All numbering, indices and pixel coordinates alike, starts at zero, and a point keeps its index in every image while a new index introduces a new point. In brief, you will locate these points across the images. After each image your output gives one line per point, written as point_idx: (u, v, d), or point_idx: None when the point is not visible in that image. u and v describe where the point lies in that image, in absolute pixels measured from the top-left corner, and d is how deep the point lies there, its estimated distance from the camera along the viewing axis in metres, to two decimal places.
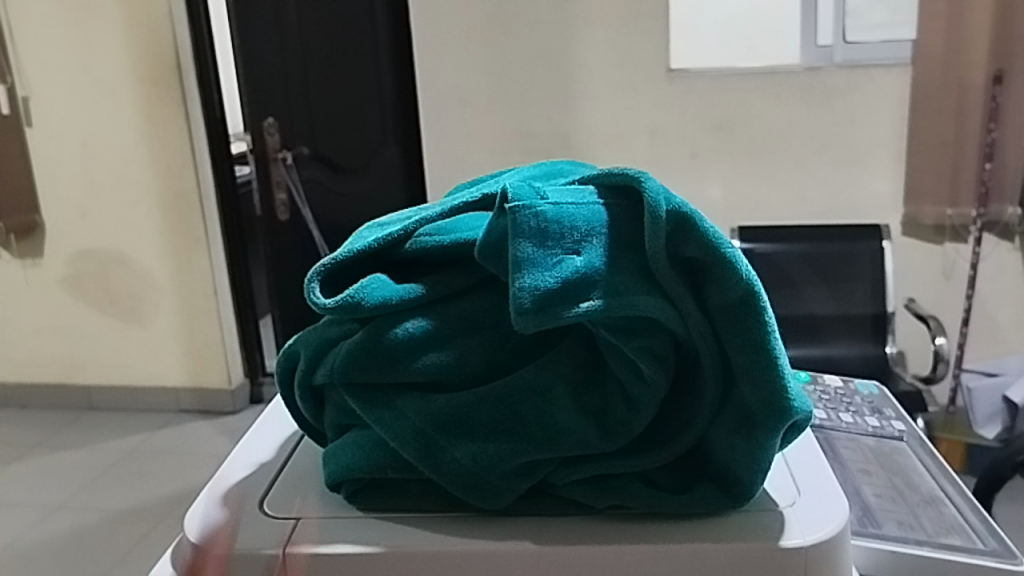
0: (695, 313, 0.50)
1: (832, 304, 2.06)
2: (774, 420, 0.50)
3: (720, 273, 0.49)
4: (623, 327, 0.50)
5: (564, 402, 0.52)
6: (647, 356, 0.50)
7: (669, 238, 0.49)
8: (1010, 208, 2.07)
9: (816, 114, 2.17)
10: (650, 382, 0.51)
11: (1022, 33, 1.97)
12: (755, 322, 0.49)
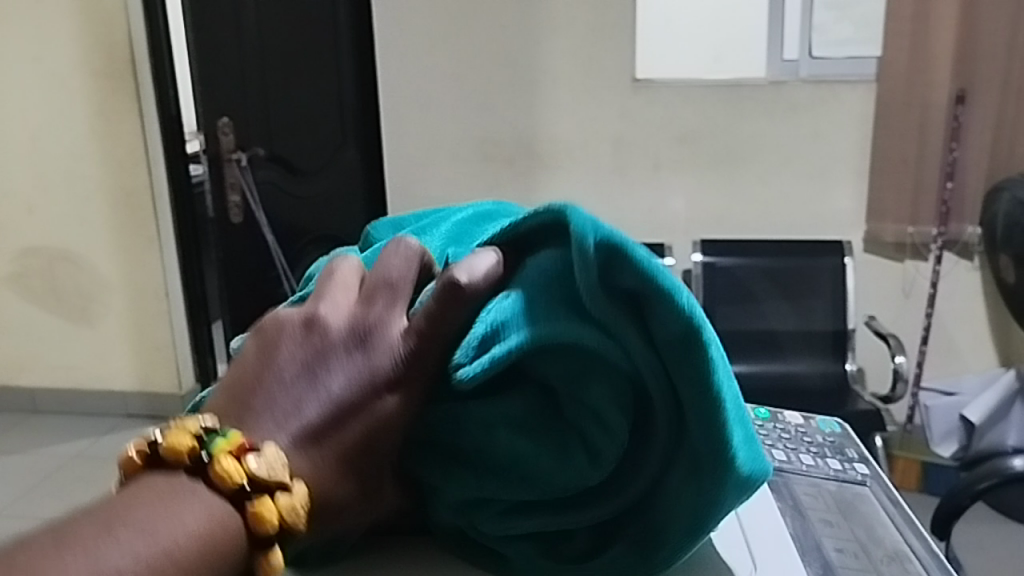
0: (642, 353, 0.45)
1: (792, 318, 2.05)
2: (722, 469, 0.45)
3: (660, 306, 0.44)
4: (570, 369, 0.46)
5: (506, 452, 0.48)
6: (595, 404, 0.46)
7: (601, 268, 0.45)
8: (970, 227, 2.08)
9: (780, 128, 2.16)
10: (600, 433, 0.47)
11: (985, 53, 1.98)
12: (700, 362, 0.44)
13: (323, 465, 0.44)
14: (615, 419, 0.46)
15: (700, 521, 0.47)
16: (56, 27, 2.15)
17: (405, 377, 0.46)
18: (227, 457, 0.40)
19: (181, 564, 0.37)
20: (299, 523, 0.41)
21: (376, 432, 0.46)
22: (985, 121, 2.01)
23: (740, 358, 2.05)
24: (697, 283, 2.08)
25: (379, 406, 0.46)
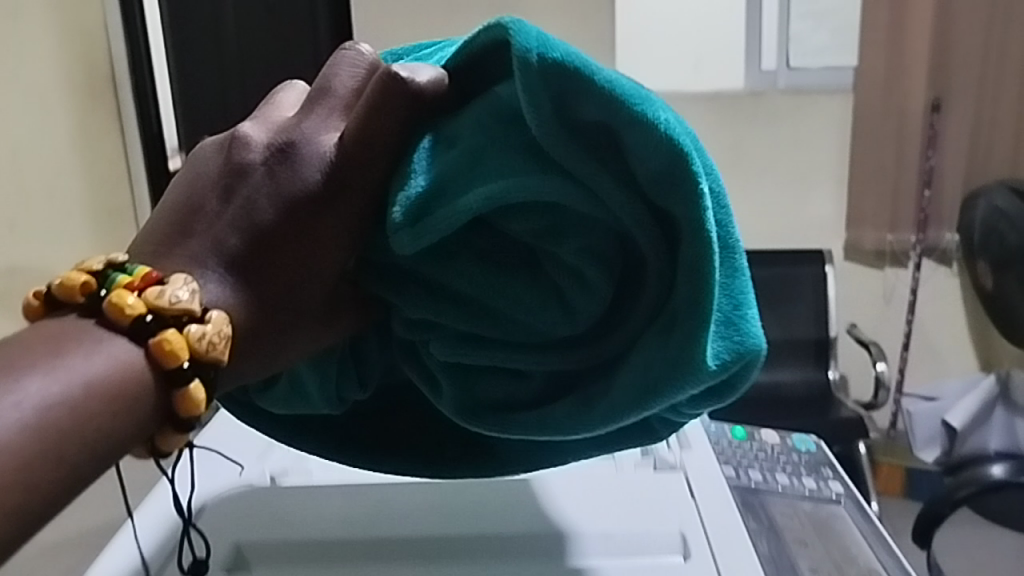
0: (614, 193, 0.44)
1: (776, 328, 2.06)
2: (704, 315, 0.44)
3: (634, 133, 0.43)
4: (531, 209, 0.46)
5: (464, 290, 0.50)
6: (564, 244, 0.47)
7: (558, 100, 0.43)
8: (948, 234, 2.11)
9: (759, 138, 2.17)
10: (572, 273, 0.48)
11: (959, 63, 2.02)
12: (683, 208, 0.43)
13: (248, 292, 0.48)
14: (582, 259, 0.47)
15: (668, 384, 0.46)
16: None
17: (328, 201, 0.49)
18: (128, 292, 0.44)
19: (80, 401, 0.40)
20: (215, 351, 0.45)
21: (301, 259, 0.49)
22: (960, 129, 2.05)
23: None
24: None
25: (301, 229, 0.49)
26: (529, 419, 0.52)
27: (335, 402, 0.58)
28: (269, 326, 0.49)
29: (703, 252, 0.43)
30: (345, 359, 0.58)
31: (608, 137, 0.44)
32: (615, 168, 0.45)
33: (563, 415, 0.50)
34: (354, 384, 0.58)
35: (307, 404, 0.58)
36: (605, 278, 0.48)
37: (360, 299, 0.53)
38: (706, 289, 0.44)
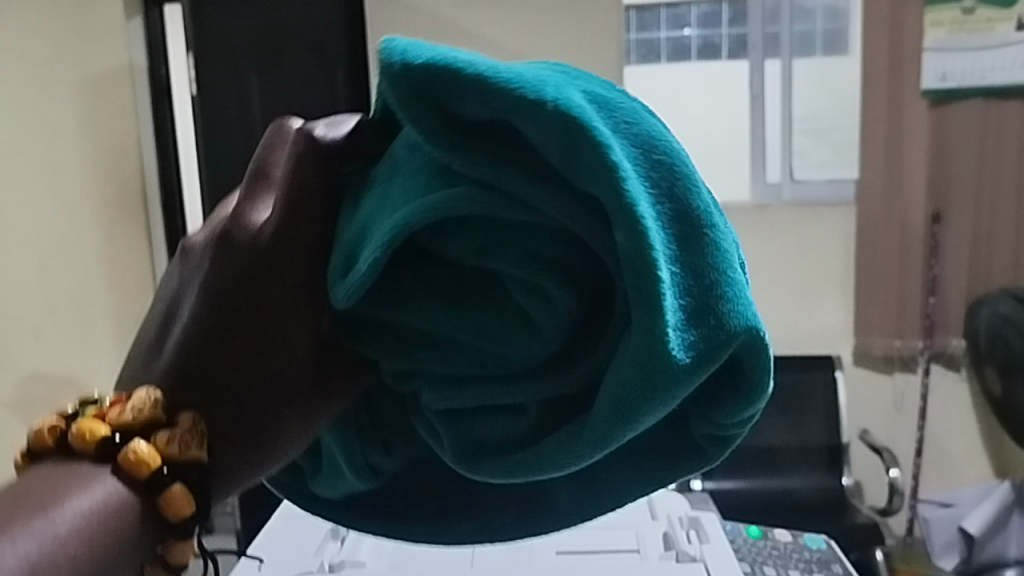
0: (514, 188, 0.37)
1: (789, 433, 2.10)
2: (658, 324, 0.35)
3: (530, 112, 0.36)
4: (456, 225, 0.39)
5: (414, 334, 0.42)
6: (508, 253, 0.38)
7: (442, 108, 0.37)
8: (955, 340, 2.16)
9: (767, 248, 2.24)
10: (527, 293, 0.39)
11: (957, 176, 2.09)
12: (589, 180, 0.35)
13: (210, 398, 0.44)
14: (535, 270, 0.38)
15: (645, 394, 0.35)
16: None
17: (267, 274, 0.44)
18: (94, 420, 0.44)
19: (67, 540, 0.39)
20: (193, 449, 0.43)
21: (264, 346, 0.44)
22: (961, 239, 2.11)
23: (738, 472, 2.10)
24: None
25: (241, 314, 0.44)
26: (525, 472, 0.40)
27: (365, 470, 0.47)
28: (245, 427, 0.44)
29: (636, 233, 0.35)
30: (363, 418, 0.47)
31: (501, 129, 0.38)
32: (513, 161, 0.37)
33: (556, 454, 0.39)
34: (378, 449, 0.47)
35: (342, 482, 0.49)
36: (567, 285, 0.38)
37: (345, 361, 0.44)
38: (651, 277, 0.35)
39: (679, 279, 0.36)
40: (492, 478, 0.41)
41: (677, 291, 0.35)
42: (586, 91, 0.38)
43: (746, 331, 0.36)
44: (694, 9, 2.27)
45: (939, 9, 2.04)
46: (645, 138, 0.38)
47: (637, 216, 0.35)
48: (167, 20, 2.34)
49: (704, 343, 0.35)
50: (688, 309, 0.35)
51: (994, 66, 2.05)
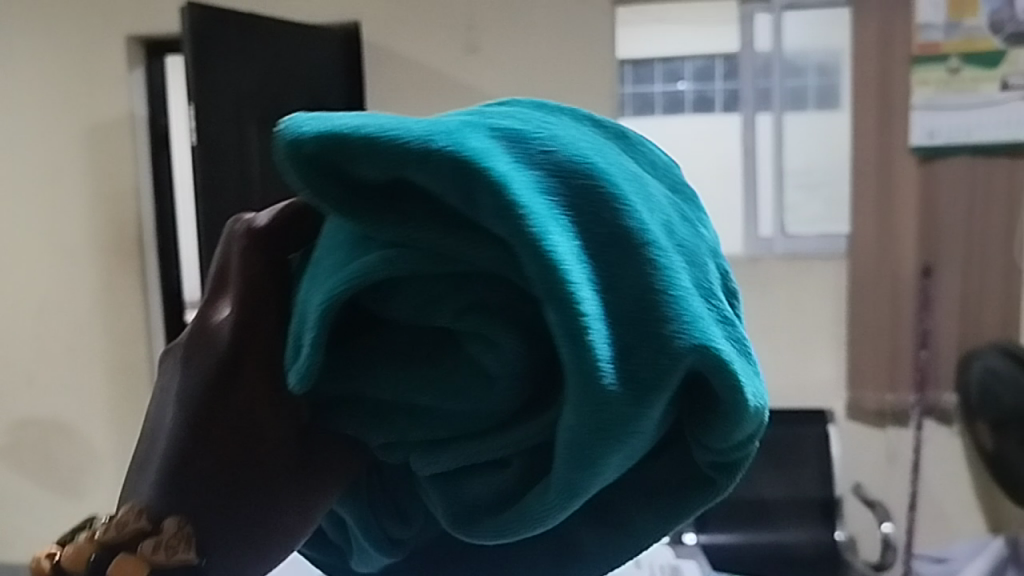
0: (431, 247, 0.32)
1: (781, 486, 2.11)
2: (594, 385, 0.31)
3: (423, 171, 0.30)
4: (388, 288, 0.33)
5: (377, 402, 0.36)
6: (446, 307, 0.33)
7: (339, 176, 0.31)
8: (947, 393, 2.17)
9: (760, 300, 2.25)
10: (474, 348, 0.34)
11: (946, 232, 2.12)
12: (497, 229, 0.30)
13: (184, 503, 0.34)
14: (485, 323, 0.33)
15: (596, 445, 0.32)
16: (72, 207, 2.35)
17: (233, 363, 0.35)
18: (81, 541, 0.34)
19: None
20: (182, 550, 0.33)
21: (244, 434, 0.34)
22: (951, 294, 2.14)
23: (730, 524, 2.12)
24: None
25: (208, 406, 0.34)
26: (515, 534, 0.36)
27: (385, 543, 0.41)
28: (239, 533, 0.34)
29: (557, 291, 0.30)
30: (374, 487, 0.40)
31: (405, 186, 0.32)
32: (421, 218, 0.31)
33: (539, 508, 0.35)
34: (393, 519, 0.41)
35: (371, 559, 0.42)
36: (515, 334, 0.33)
37: (340, 445, 0.36)
38: (583, 340, 0.30)
39: (609, 328, 0.31)
40: (494, 537, 0.37)
41: (606, 338, 0.31)
42: (486, 118, 0.32)
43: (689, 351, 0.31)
44: (688, 63, 2.36)
45: (925, 68, 2.08)
46: (564, 166, 0.32)
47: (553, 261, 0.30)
48: (168, 70, 2.38)
49: (628, 386, 0.31)
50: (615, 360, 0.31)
51: (981, 124, 2.07)
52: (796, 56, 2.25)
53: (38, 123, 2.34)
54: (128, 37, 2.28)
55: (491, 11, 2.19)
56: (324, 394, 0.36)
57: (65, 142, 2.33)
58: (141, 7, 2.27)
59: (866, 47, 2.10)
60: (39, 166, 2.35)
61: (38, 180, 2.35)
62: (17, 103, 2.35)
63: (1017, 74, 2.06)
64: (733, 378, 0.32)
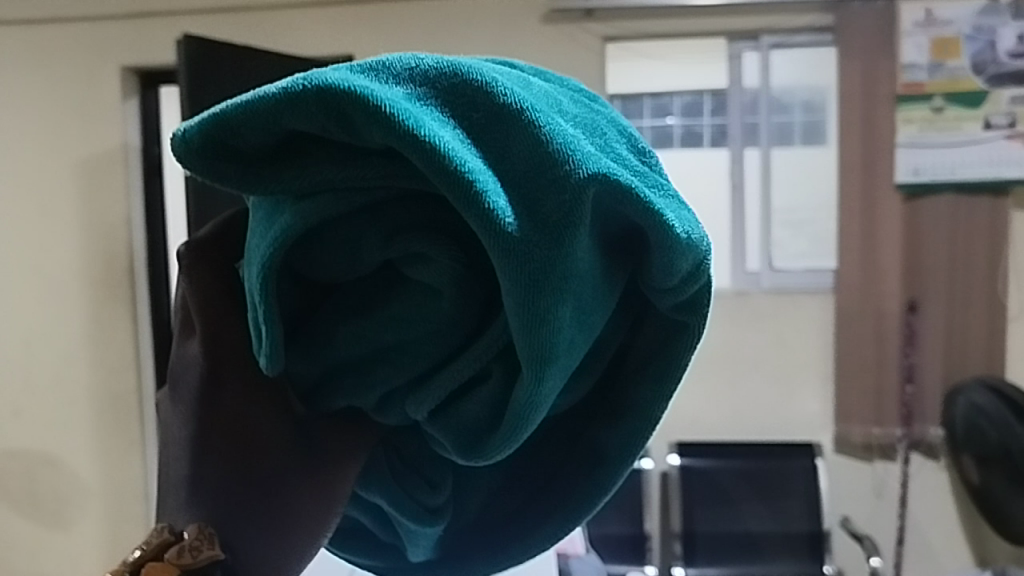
0: (331, 179, 0.31)
1: (769, 519, 2.15)
2: (529, 271, 0.30)
3: (301, 109, 0.29)
4: (318, 242, 0.33)
5: (343, 358, 0.35)
6: (377, 238, 0.32)
7: (234, 152, 0.31)
8: (933, 428, 2.18)
9: (748, 334, 2.27)
10: (417, 278, 0.33)
11: (932, 269, 2.15)
12: (375, 136, 0.29)
13: (204, 510, 0.34)
14: (427, 242, 0.32)
15: (542, 325, 0.31)
16: (63, 237, 2.35)
17: (210, 375, 0.35)
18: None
19: None
20: (206, 550, 0.33)
21: (238, 436, 0.35)
22: (936, 329, 2.16)
23: (718, 558, 2.14)
24: (676, 486, 2.17)
25: (196, 422, 0.35)
26: (517, 432, 0.34)
27: (424, 517, 0.40)
28: (256, 524, 0.34)
29: (457, 186, 0.29)
30: (394, 462, 0.40)
31: (291, 137, 0.31)
32: (315, 152, 0.31)
33: (526, 404, 0.33)
34: (423, 490, 0.40)
35: (424, 540, 0.41)
36: (452, 248, 0.32)
37: (339, 423, 0.37)
38: (507, 235, 0.29)
39: (511, 196, 0.30)
40: (507, 449, 0.35)
41: (505, 204, 0.30)
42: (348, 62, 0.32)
43: (586, 184, 0.30)
44: (677, 99, 2.33)
45: (910, 107, 2.12)
46: (431, 74, 0.31)
47: (426, 150, 0.29)
48: (162, 100, 2.38)
49: (543, 247, 0.30)
50: (536, 235, 0.30)
51: (964, 163, 2.11)
52: (784, 93, 2.28)
53: (32, 153, 2.35)
54: (122, 68, 2.29)
55: (484, 48, 2.22)
56: (306, 375, 0.36)
57: (59, 171, 2.34)
58: (135, 38, 2.27)
59: (853, 87, 2.13)
60: (32, 194, 2.36)
61: (31, 208, 2.36)
62: (12, 133, 2.36)
63: (998, 114, 2.10)
64: (642, 199, 0.31)
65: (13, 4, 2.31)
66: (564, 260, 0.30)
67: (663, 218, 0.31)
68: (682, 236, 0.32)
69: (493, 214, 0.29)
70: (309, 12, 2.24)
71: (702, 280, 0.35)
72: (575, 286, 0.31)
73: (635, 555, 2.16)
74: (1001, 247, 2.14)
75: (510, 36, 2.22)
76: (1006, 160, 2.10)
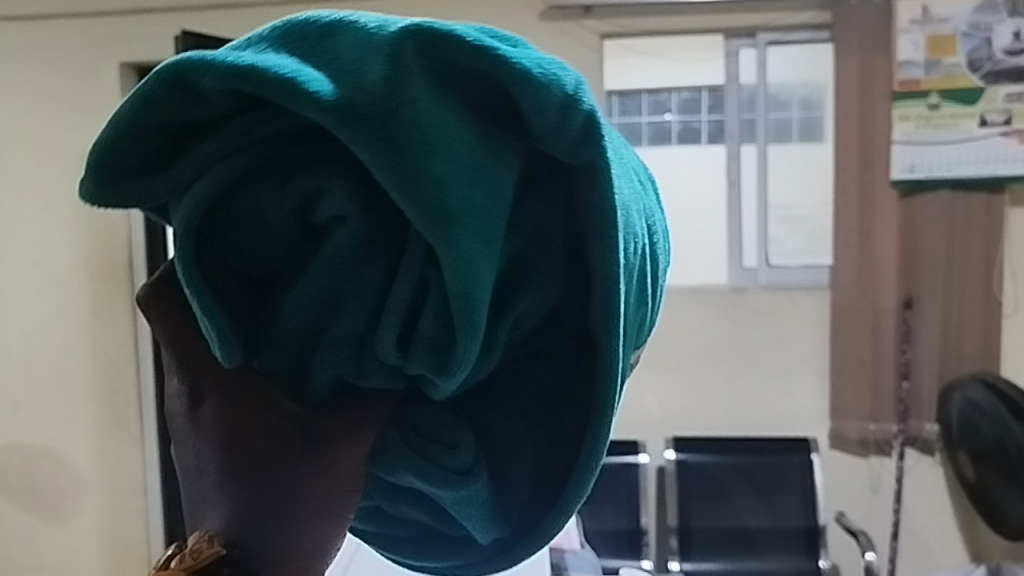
0: (211, 148, 0.33)
1: (765, 515, 2.16)
2: (382, 160, 0.30)
3: (147, 90, 0.32)
4: (231, 220, 0.34)
5: (290, 332, 0.34)
6: (268, 184, 0.33)
7: (130, 167, 0.34)
8: (928, 424, 2.19)
9: (744, 330, 2.28)
10: (327, 216, 0.33)
11: (928, 266, 2.16)
12: (212, 85, 0.30)
13: (223, 518, 0.32)
14: (330, 172, 0.32)
15: (428, 194, 0.30)
16: (63, 233, 2.36)
17: (193, 398, 0.35)
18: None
19: None
20: (210, 551, 0.31)
21: (228, 437, 0.33)
22: (932, 326, 2.17)
23: (714, 553, 2.15)
24: (672, 481, 2.18)
25: (198, 442, 0.34)
26: (469, 325, 0.32)
27: (446, 476, 0.36)
28: (266, 513, 0.32)
29: (285, 89, 0.29)
30: (402, 429, 0.35)
31: (165, 135, 0.33)
32: (195, 134, 0.33)
33: (456, 280, 0.31)
34: (440, 448, 0.36)
35: (474, 505, 0.37)
36: (343, 174, 0.32)
37: (335, 411, 0.35)
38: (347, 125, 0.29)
39: (347, 95, 0.30)
40: (470, 351, 0.33)
41: (329, 88, 0.30)
42: None
43: (399, 41, 0.30)
44: (675, 95, 2.33)
45: (907, 104, 2.12)
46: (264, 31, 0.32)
47: (243, 66, 0.30)
48: None
49: (378, 110, 0.30)
50: (373, 122, 0.30)
51: (960, 160, 2.12)
52: (781, 91, 2.30)
53: (31, 147, 2.36)
54: (122, 64, 2.29)
55: None
56: (282, 367, 0.35)
57: (57, 166, 2.35)
58: (135, 34, 2.28)
59: (849, 84, 2.14)
60: (30, 191, 2.37)
61: (30, 205, 2.37)
62: (11, 128, 2.37)
63: (994, 112, 2.11)
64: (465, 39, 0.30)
65: (14, 1, 2.32)
66: (409, 121, 0.30)
67: (495, 51, 0.30)
68: (528, 67, 0.30)
69: (318, 93, 0.29)
70: (307, 8, 2.25)
71: (585, 111, 0.31)
72: (442, 144, 0.30)
73: (631, 550, 2.17)
74: (997, 243, 2.15)
75: (507, 34, 2.24)
76: (1002, 157, 2.11)
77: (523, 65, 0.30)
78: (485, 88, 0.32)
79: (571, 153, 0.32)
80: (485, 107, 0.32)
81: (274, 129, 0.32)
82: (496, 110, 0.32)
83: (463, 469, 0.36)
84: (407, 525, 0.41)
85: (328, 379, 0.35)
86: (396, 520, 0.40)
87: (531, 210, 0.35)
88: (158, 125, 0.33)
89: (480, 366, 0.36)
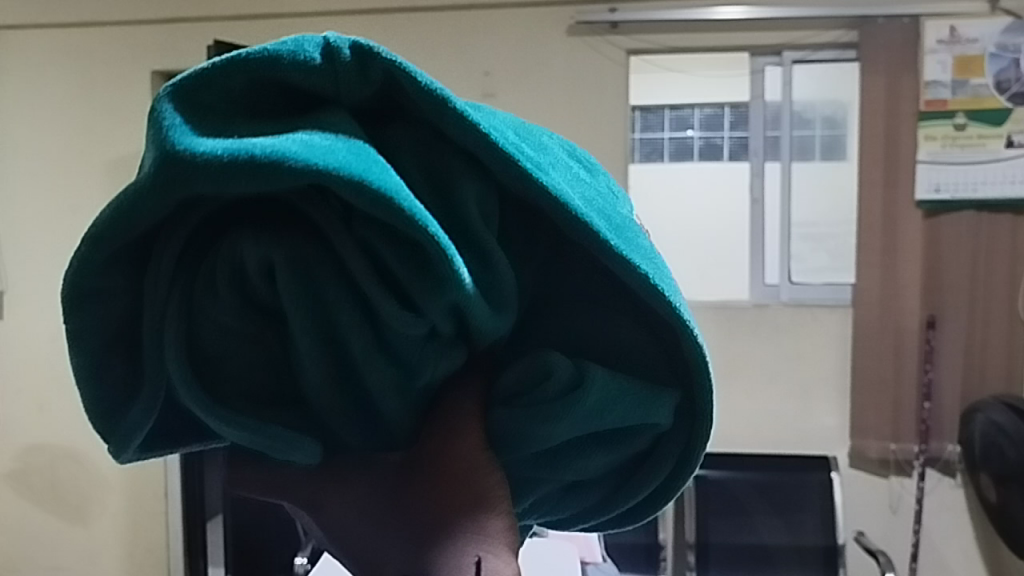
0: (149, 326, 0.34)
1: (783, 532, 2.14)
2: (246, 180, 0.28)
3: (78, 329, 0.34)
4: (206, 346, 0.35)
5: (317, 378, 0.35)
6: (203, 291, 0.34)
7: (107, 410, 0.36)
8: (950, 445, 2.18)
9: (765, 348, 2.27)
10: (261, 271, 0.33)
11: (951, 286, 2.16)
12: (79, 260, 0.32)
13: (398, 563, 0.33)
14: (236, 234, 0.32)
15: (261, 164, 0.28)
16: None
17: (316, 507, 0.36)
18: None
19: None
20: None
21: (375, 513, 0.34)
22: (955, 345, 2.16)
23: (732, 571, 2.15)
24: (691, 497, 2.18)
25: (341, 529, 0.35)
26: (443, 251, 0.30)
27: (564, 396, 0.36)
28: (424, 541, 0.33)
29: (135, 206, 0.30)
30: (499, 403, 0.36)
31: (112, 361, 0.35)
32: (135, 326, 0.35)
33: (375, 205, 0.29)
34: (539, 383, 0.36)
35: (627, 395, 0.36)
36: (241, 232, 0.32)
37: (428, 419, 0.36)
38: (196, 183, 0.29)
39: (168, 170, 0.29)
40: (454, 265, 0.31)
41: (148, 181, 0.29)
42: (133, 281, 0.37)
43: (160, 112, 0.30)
44: (698, 112, 2.48)
45: (932, 124, 2.13)
46: None
47: (89, 232, 0.31)
48: None
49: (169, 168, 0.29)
50: (206, 170, 0.29)
51: (986, 180, 2.12)
52: (806, 109, 2.30)
53: (64, 153, 2.40)
54: (153, 72, 2.33)
55: (508, 58, 2.26)
56: (347, 429, 0.36)
57: (88, 171, 2.39)
58: (165, 44, 2.32)
59: (875, 103, 2.14)
60: (62, 197, 2.41)
61: (61, 209, 2.41)
62: (43, 133, 2.41)
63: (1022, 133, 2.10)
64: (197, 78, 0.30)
65: (50, 9, 2.37)
66: (190, 146, 0.29)
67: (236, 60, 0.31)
68: (262, 52, 0.31)
69: (135, 191, 0.30)
70: (335, 21, 2.30)
71: (346, 49, 0.31)
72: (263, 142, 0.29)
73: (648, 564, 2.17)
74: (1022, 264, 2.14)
75: (533, 49, 2.25)
76: None
77: (267, 50, 0.31)
78: (266, 92, 0.32)
79: (367, 82, 0.31)
80: (296, 111, 0.32)
81: (176, 239, 0.32)
82: (298, 105, 0.32)
83: (570, 396, 0.36)
84: (594, 487, 0.41)
85: (399, 398, 0.35)
86: (587, 484, 0.41)
87: (391, 138, 0.32)
88: (97, 349, 0.34)
89: (489, 277, 0.33)
